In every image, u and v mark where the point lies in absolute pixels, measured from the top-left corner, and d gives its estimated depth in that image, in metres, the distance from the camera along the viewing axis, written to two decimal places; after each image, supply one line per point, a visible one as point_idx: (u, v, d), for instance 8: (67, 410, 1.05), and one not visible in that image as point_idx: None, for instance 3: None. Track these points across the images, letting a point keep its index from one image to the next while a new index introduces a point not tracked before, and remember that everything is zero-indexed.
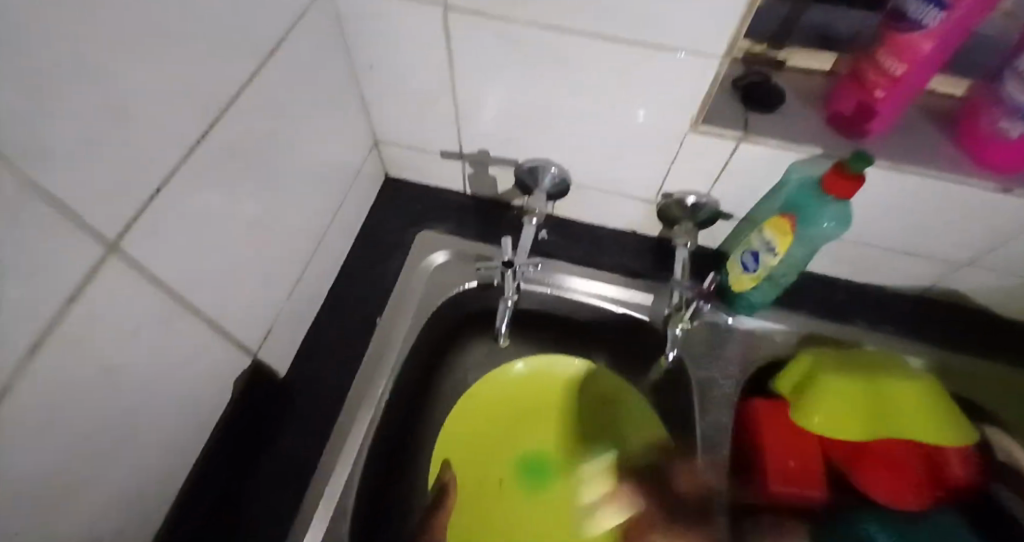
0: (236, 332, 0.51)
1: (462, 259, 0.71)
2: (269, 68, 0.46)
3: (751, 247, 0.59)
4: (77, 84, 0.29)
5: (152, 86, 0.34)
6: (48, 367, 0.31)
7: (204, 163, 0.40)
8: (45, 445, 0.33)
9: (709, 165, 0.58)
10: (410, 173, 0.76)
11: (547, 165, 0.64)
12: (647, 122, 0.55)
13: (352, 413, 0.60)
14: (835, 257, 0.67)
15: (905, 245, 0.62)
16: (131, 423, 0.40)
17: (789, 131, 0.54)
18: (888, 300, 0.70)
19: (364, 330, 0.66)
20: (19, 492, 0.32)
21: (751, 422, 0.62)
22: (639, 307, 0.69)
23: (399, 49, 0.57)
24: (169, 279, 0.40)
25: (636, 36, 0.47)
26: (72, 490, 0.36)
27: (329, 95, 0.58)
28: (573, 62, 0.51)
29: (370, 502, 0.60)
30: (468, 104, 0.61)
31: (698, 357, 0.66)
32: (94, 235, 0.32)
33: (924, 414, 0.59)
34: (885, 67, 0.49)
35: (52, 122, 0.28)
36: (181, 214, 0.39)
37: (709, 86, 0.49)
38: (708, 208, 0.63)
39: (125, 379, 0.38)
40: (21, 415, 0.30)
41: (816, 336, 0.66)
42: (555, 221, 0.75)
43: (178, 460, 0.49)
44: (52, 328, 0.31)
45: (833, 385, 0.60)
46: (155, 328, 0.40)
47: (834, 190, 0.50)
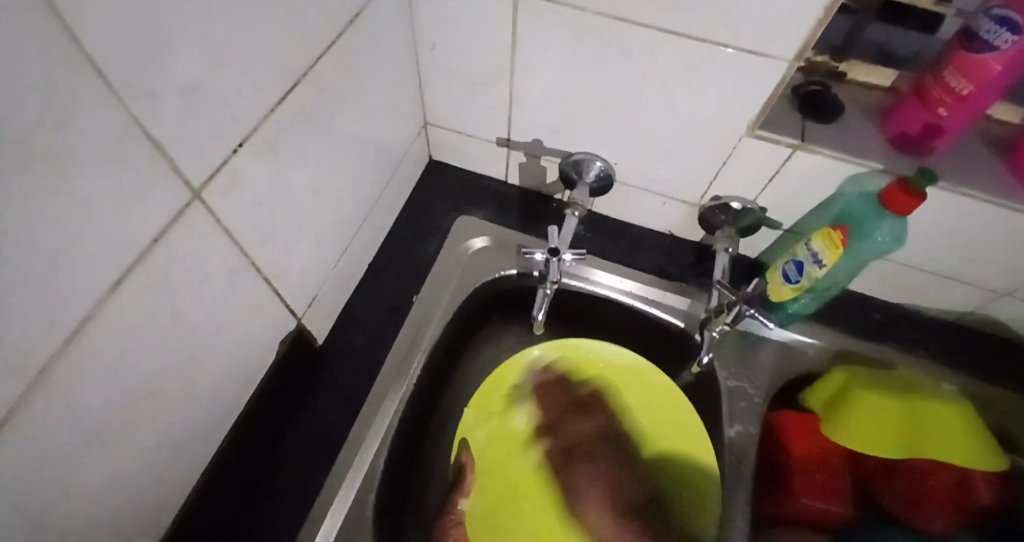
0: (287, 293, 0.53)
1: (501, 246, 0.72)
2: (344, 38, 0.47)
3: (796, 256, 0.59)
4: (188, 35, 0.31)
5: (246, 44, 0.36)
6: (130, 301, 0.33)
7: (281, 124, 0.42)
8: (118, 376, 0.35)
9: (759, 171, 0.58)
10: (455, 158, 0.78)
11: (592, 159, 0.64)
12: (703, 122, 0.56)
13: (386, 386, 0.61)
14: (875, 277, 0.67)
15: (948, 270, 0.62)
16: (192, 366, 0.42)
17: (845, 141, 0.54)
18: (925, 325, 0.69)
19: (401, 305, 0.67)
20: (92, 415, 0.34)
21: (778, 434, 0.62)
22: (675, 309, 0.69)
23: (463, 31, 0.58)
24: (238, 233, 0.42)
25: (705, 33, 0.47)
26: (137, 421, 0.38)
27: (393, 72, 0.59)
28: (637, 55, 0.52)
29: (395, 474, 0.61)
30: (524, 92, 0.62)
31: (728, 364, 0.67)
32: (182, 181, 0.34)
33: (956, 435, 0.59)
34: (951, 85, 0.49)
35: (161, 69, 0.30)
36: (256, 172, 0.41)
37: (773, 89, 0.50)
38: (753, 214, 0.63)
39: (191, 323, 0.40)
40: (102, 341, 0.32)
41: (848, 353, 0.66)
42: (594, 217, 0.75)
43: (226, 411, 0.51)
44: (138, 264, 0.33)
45: (865, 399, 0.60)
46: (222, 278, 0.42)
47: (896, 205, 0.50)
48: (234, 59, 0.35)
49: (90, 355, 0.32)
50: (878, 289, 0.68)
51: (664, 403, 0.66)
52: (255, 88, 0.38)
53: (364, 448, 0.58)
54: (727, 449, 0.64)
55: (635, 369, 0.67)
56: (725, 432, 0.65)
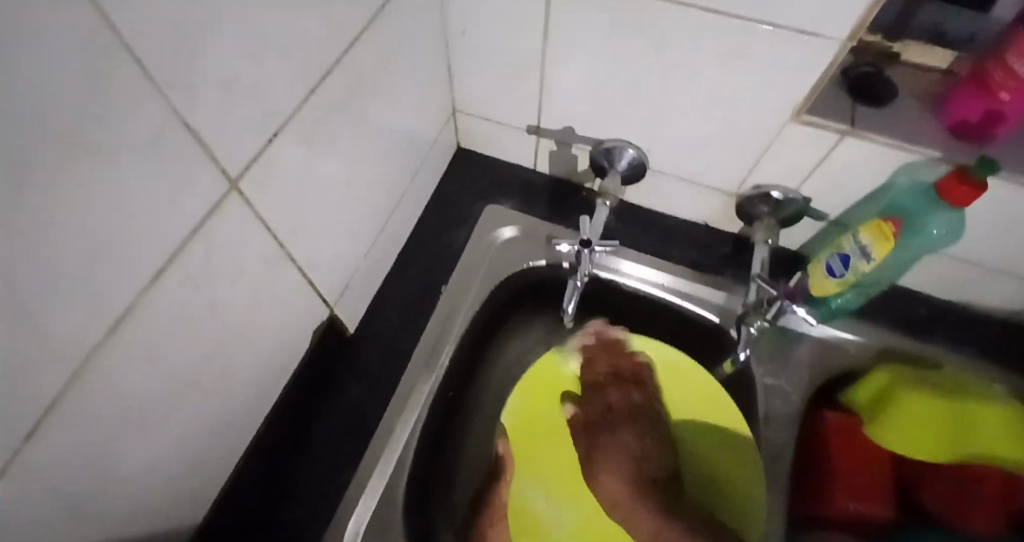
0: (319, 284, 0.53)
1: (530, 237, 0.71)
2: (376, 25, 0.46)
3: (841, 250, 0.56)
4: (224, 23, 0.30)
5: (280, 31, 0.35)
6: (170, 291, 0.33)
7: (314, 113, 0.42)
8: (158, 365, 0.35)
9: (804, 160, 0.55)
10: (483, 146, 0.76)
11: (625, 146, 0.63)
12: (746, 109, 0.53)
13: (415, 375, 0.61)
14: (924, 272, 0.64)
15: (1008, 265, 0.58)
16: (228, 357, 0.42)
17: (900, 129, 0.51)
18: (975, 322, 0.66)
19: (430, 295, 0.67)
20: (133, 404, 0.34)
21: (816, 433, 0.60)
22: (710, 302, 0.67)
23: (494, 15, 0.57)
24: (273, 223, 0.42)
25: (751, 15, 0.45)
26: (176, 411, 0.39)
27: (423, 59, 0.58)
28: (677, 40, 0.50)
29: (424, 465, 0.61)
30: (557, 79, 0.60)
31: (765, 360, 0.65)
32: (219, 172, 0.34)
33: (1010, 438, 0.55)
34: (1014, 69, 0.45)
35: (198, 59, 0.29)
36: (290, 162, 0.41)
37: (824, 73, 0.47)
38: (795, 204, 0.60)
39: (228, 313, 0.40)
40: (142, 333, 0.32)
41: (894, 351, 0.64)
42: (626, 207, 0.73)
43: (260, 400, 0.51)
44: (178, 254, 0.33)
45: (909, 399, 0.58)
46: (258, 269, 0.42)
47: (952, 195, 0.47)
48: (269, 46, 0.34)
49: (131, 344, 0.32)
50: (927, 284, 0.65)
51: (708, 407, 0.63)
52: (289, 76, 0.38)
53: (394, 437, 0.58)
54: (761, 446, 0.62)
55: (682, 371, 0.64)
56: (762, 430, 0.63)
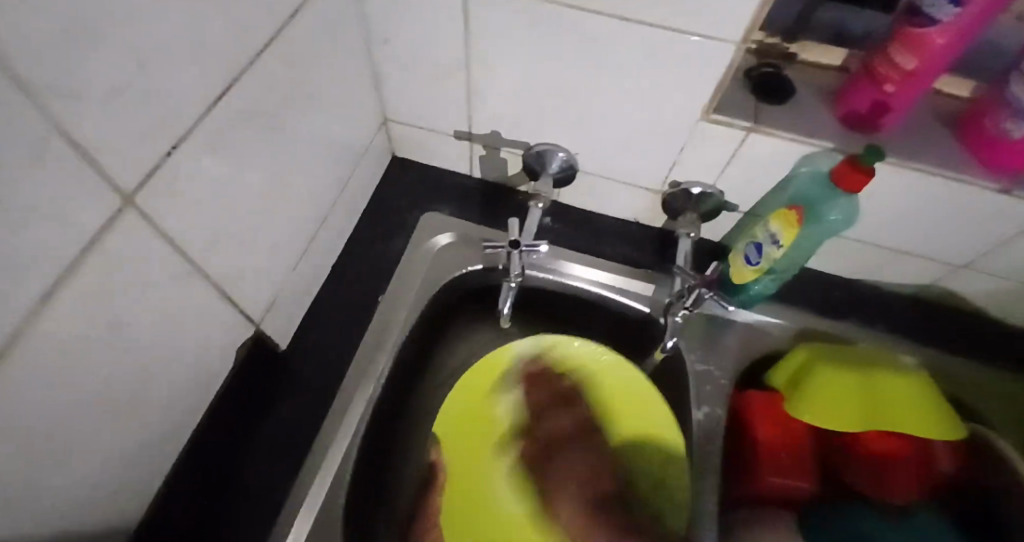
0: (242, 299, 0.52)
1: (466, 241, 0.72)
2: (288, 33, 0.46)
3: (756, 239, 0.60)
4: (111, 35, 0.30)
5: (176, 42, 0.34)
6: (61, 312, 0.32)
7: (222, 123, 0.41)
8: (57, 386, 0.34)
9: (716, 155, 0.58)
10: (417, 153, 0.77)
11: (554, 150, 0.65)
12: (658, 108, 0.56)
13: (353, 386, 0.61)
14: (835, 256, 0.68)
15: (907, 245, 0.63)
16: (138, 379, 0.41)
17: (800, 123, 0.54)
18: (886, 300, 0.71)
19: (366, 305, 0.67)
20: (28, 433, 0.33)
21: (743, 414, 0.63)
22: (641, 296, 0.70)
23: (415, 22, 0.57)
24: (180, 238, 0.41)
25: (654, 19, 0.47)
26: (80, 437, 0.37)
27: (343, 66, 0.58)
28: (590, 43, 0.52)
29: (364, 475, 0.60)
30: (481, 84, 0.61)
31: (695, 347, 0.68)
32: (112, 186, 0.33)
33: (909, 411, 0.59)
34: (897, 61, 0.49)
35: (82, 72, 0.29)
36: (197, 174, 0.40)
37: (724, 72, 0.50)
38: (713, 199, 0.64)
39: (133, 333, 0.39)
40: (33, 358, 0.31)
41: (811, 332, 0.68)
42: (559, 208, 0.75)
43: (180, 422, 0.49)
44: (69, 274, 0.32)
45: (823, 376, 0.60)
46: (166, 285, 0.41)
47: (845, 182, 0.50)
48: (166, 56, 0.34)
49: (25, 367, 0.31)
50: (839, 268, 0.70)
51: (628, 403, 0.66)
52: (192, 88, 0.37)
53: (332, 449, 0.57)
54: (694, 430, 0.64)
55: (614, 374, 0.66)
56: (693, 415, 0.65)
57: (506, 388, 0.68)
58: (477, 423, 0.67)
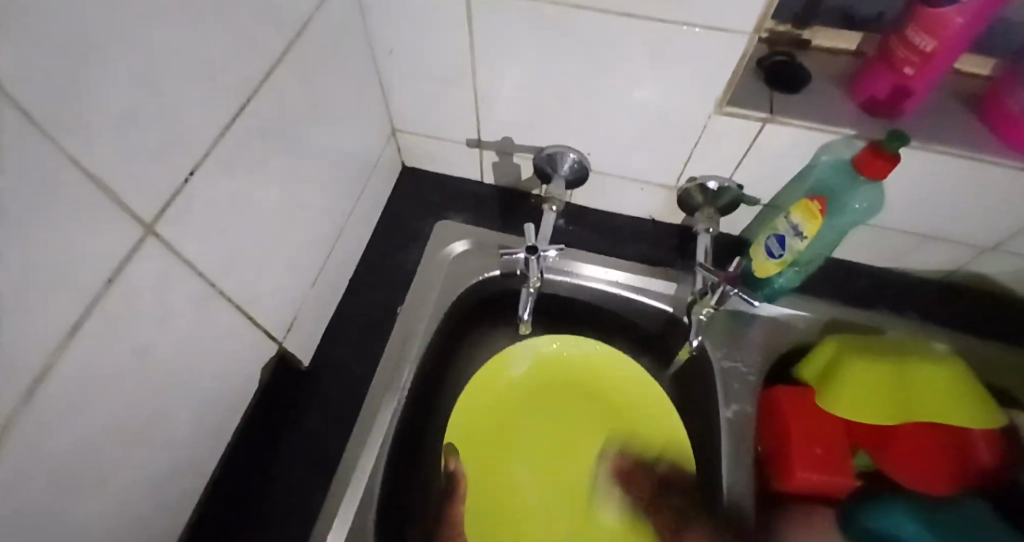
0: (262, 319, 0.52)
1: (482, 248, 0.71)
2: (294, 51, 0.46)
3: (777, 231, 0.59)
4: (119, 66, 0.29)
5: (184, 68, 0.34)
6: (86, 345, 0.32)
7: (234, 145, 0.41)
8: (89, 419, 0.34)
9: (732, 149, 0.57)
10: (428, 163, 0.76)
11: (565, 152, 0.64)
12: (670, 105, 0.55)
13: (377, 400, 0.60)
14: (859, 244, 0.66)
15: (934, 230, 0.61)
16: (164, 407, 0.41)
17: (817, 111, 0.53)
18: (913, 286, 0.69)
19: (385, 318, 0.66)
20: (61, 468, 0.33)
21: (774, 410, 0.62)
22: (662, 294, 0.69)
23: (419, 32, 0.57)
24: (199, 263, 0.41)
25: (662, 15, 0.46)
26: (111, 469, 0.37)
27: (350, 80, 0.58)
28: (597, 43, 0.51)
29: (391, 489, 0.60)
30: (488, 90, 0.61)
31: (720, 344, 0.67)
32: (130, 217, 0.33)
33: (945, 399, 0.58)
34: (914, 43, 0.48)
35: (92, 104, 0.29)
36: (212, 199, 0.40)
37: (736, 65, 0.49)
38: (730, 193, 0.63)
39: (157, 361, 0.39)
40: (62, 393, 0.31)
41: (840, 323, 0.66)
42: (573, 209, 0.74)
43: (208, 446, 0.50)
44: (93, 307, 0.32)
45: (856, 369, 0.59)
46: (187, 311, 0.41)
47: (869, 170, 0.49)
48: (175, 82, 0.34)
49: (57, 402, 0.31)
50: (863, 255, 0.68)
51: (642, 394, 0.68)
52: (203, 114, 0.37)
53: (360, 465, 0.56)
54: (724, 428, 0.63)
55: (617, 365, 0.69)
56: (721, 414, 0.63)
57: (515, 393, 0.70)
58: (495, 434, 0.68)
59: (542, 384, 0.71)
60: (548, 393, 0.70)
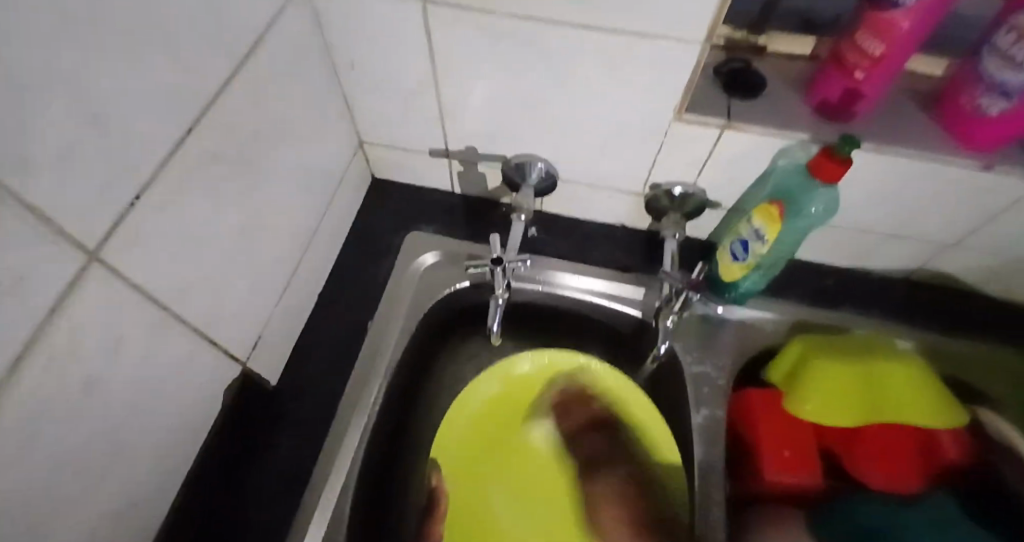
0: (224, 340, 0.51)
1: (452, 259, 0.71)
2: (248, 68, 0.46)
3: (740, 235, 0.60)
4: (56, 94, 0.29)
5: (128, 91, 0.34)
6: (31, 378, 0.31)
7: (186, 166, 0.41)
8: (36, 452, 0.33)
9: (695, 155, 0.58)
10: (397, 174, 0.76)
11: (533, 160, 0.65)
12: (630, 113, 0.55)
13: (346, 416, 0.60)
14: (823, 245, 0.68)
15: (892, 229, 0.63)
16: (119, 436, 0.40)
17: (774, 117, 0.54)
18: (879, 285, 0.70)
19: (356, 333, 0.66)
20: (11, 506, 0.32)
21: (744, 413, 0.62)
22: (633, 300, 0.69)
23: (379, 47, 0.57)
24: (152, 287, 0.40)
25: (617, 25, 0.47)
26: (64, 503, 0.36)
27: (311, 95, 0.57)
28: (555, 55, 0.51)
29: (364, 506, 0.59)
30: (452, 102, 0.61)
31: (691, 348, 0.67)
32: (74, 243, 0.33)
33: (909, 400, 0.59)
34: (865, 48, 0.49)
35: (29, 131, 0.28)
36: (164, 220, 0.40)
37: (691, 74, 0.49)
38: (695, 199, 0.63)
39: (110, 389, 0.38)
40: (6, 429, 0.30)
41: (805, 324, 0.67)
42: (543, 218, 0.74)
43: (171, 472, 0.49)
44: (35, 339, 0.31)
45: (823, 369, 0.60)
46: (140, 336, 0.40)
47: (822, 173, 0.49)
48: (120, 106, 0.33)
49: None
50: (828, 256, 0.69)
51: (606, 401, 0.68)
52: (150, 135, 0.37)
53: (331, 482, 0.56)
54: (694, 433, 0.63)
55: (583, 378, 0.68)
56: (692, 419, 0.63)
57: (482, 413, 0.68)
58: (474, 451, 0.68)
59: (513, 396, 0.70)
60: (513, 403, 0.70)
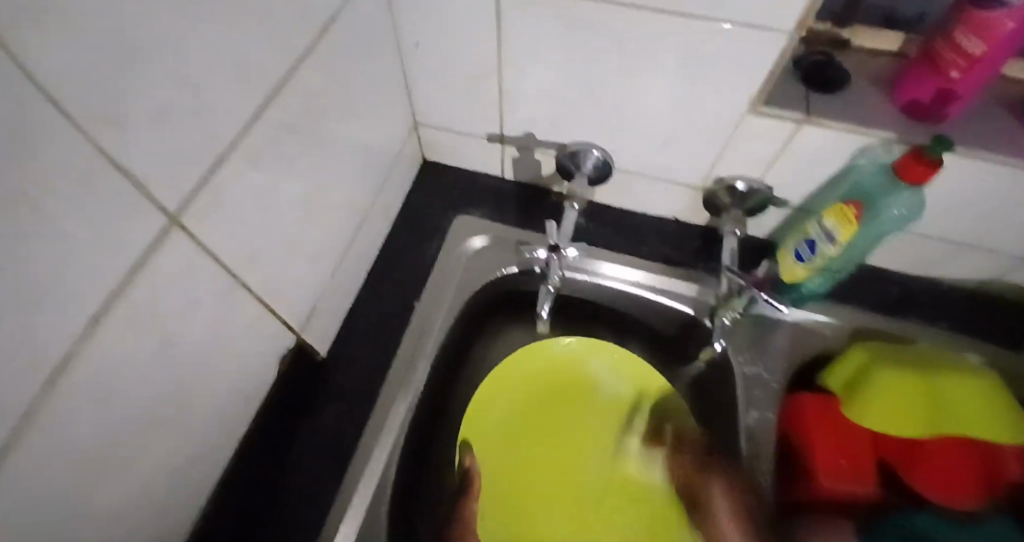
0: (282, 314, 0.52)
1: (501, 244, 0.70)
2: (321, 45, 0.45)
3: (808, 236, 0.57)
4: (148, 56, 0.29)
5: (213, 60, 0.34)
6: (109, 336, 0.32)
7: (259, 138, 0.41)
8: (110, 408, 0.34)
9: (765, 150, 0.56)
10: (448, 157, 0.76)
11: (589, 149, 0.61)
12: (700, 105, 0.53)
13: (392, 395, 0.60)
14: (893, 250, 0.65)
15: (969, 239, 0.59)
16: (183, 402, 0.41)
17: (856, 113, 0.51)
18: (948, 296, 0.67)
19: (404, 313, 0.66)
20: (85, 457, 0.33)
21: (797, 417, 0.61)
22: (684, 296, 0.67)
23: (444, 26, 0.56)
24: (223, 256, 0.40)
25: (698, 10, 0.45)
26: (132, 461, 0.37)
27: (376, 72, 0.57)
28: (629, 40, 0.49)
29: (402, 491, 0.59)
30: (513, 85, 0.59)
31: (743, 349, 0.66)
32: (158, 208, 0.33)
33: (978, 412, 0.57)
34: (962, 47, 0.46)
35: (121, 92, 0.28)
36: (236, 190, 0.40)
37: (772, 65, 0.47)
38: (759, 195, 0.60)
39: (179, 354, 0.39)
40: (85, 384, 0.31)
41: (865, 331, 0.64)
42: (594, 208, 0.73)
43: (226, 438, 0.50)
44: (116, 301, 0.32)
45: (884, 377, 0.58)
46: (210, 303, 0.40)
47: (907, 174, 0.47)
48: (204, 74, 0.33)
49: (78, 394, 0.31)
50: (895, 262, 0.66)
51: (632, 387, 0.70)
52: (227, 106, 0.36)
53: (374, 458, 0.56)
54: (743, 435, 0.62)
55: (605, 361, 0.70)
56: (742, 421, 0.63)
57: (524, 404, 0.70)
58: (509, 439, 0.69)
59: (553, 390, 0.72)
60: (535, 415, 0.71)
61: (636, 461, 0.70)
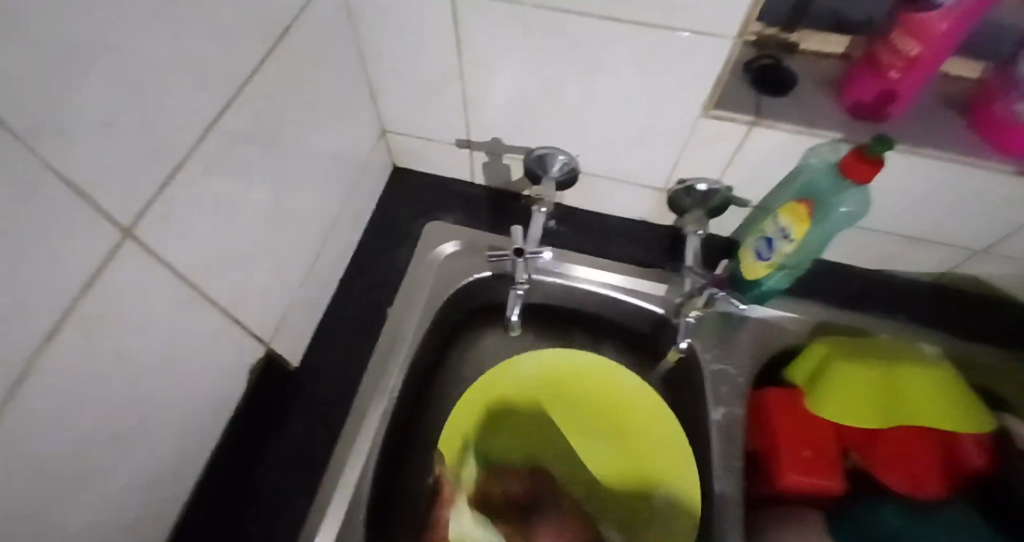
0: (248, 324, 0.52)
1: (472, 249, 0.71)
2: (278, 55, 0.46)
3: (766, 234, 0.59)
4: (94, 71, 0.29)
5: (163, 72, 0.34)
6: (63, 350, 0.32)
7: (216, 149, 0.41)
8: (68, 422, 0.34)
9: (721, 151, 0.57)
10: (418, 164, 0.76)
11: (554, 153, 0.64)
12: (657, 108, 0.55)
13: (365, 402, 0.60)
14: (850, 246, 0.67)
15: (920, 233, 0.61)
16: (145, 413, 0.41)
17: (805, 114, 0.53)
18: (906, 289, 0.69)
19: (375, 320, 0.66)
20: (42, 472, 0.33)
21: (761, 411, 0.63)
22: (652, 296, 0.69)
23: (406, 34, 0.57)
24: (181, 267, 0.40)
25: (649, 17, 0.46)
26: (92, 474, 0.37)
27: (338, 80, 0.57)
28: (584, 46, 0.51)
29: (378, 499, 0.59)
30: (476, 92, 0.60)
31: (710, 346, 0.67)
32: (110, 221, 0.33)
33: (933, 404, 0.58)
34: (900, 49, 0.48)
35: (68, 107, 0.28)
36: (193, 201, 0.40)
37: (722, 68, 0.49)
38: (719, 195, 0.63)
39: (139, 366, 0.39)
40: (39, 398, 0.31)
41: (827, 325, 0.66)
42: (564, 211, 0.74)
43: (193, 449, 0.49)
44: (68, 314, 0.32)
45: (844, 370, 0.59)
46: (169, 314, 0.41)
47: (852, 172, 0.49)
48: (156, 87, 0.34)
49: (33, 408, 0.31)
50: (853, 258, 0.69)
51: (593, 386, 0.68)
52: (180, 118, 0.37)
53: (348, 466, 0.57)
54: (712, 432, 0.63)
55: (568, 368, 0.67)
56: (710, 416, 0.63)
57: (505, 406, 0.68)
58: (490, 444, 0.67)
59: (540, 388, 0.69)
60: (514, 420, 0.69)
61: (601, 456, 0.67)
